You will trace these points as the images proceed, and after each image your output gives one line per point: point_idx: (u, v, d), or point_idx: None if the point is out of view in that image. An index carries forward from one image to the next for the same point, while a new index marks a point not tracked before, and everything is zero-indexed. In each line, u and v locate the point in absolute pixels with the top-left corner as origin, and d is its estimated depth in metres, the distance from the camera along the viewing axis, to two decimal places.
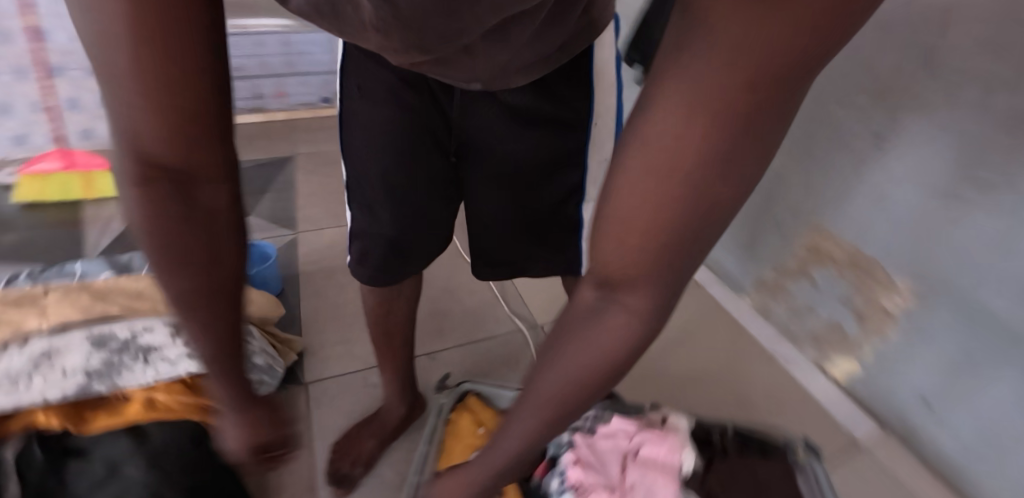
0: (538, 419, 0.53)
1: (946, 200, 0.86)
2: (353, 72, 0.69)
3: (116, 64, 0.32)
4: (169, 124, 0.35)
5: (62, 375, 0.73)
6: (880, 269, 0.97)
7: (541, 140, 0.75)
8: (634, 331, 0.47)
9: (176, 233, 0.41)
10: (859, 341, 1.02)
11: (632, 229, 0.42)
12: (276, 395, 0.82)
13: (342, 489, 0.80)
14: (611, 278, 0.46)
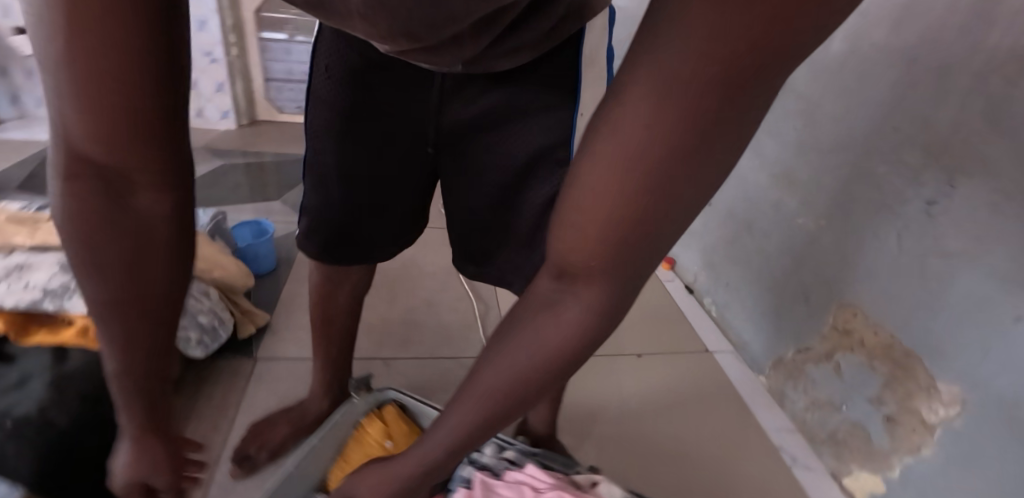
0: (475, 418, 0.46)
1: (1008, 286, 0.68)
2: (320, 51, 0.69)
3: (54, 30, 0.27)
4: (98, 129, 0.31)
5: (21, 286, 0.74)
6: (920, 366, 0.78)
7: (510, 135, 0.68)
8: (586, 325, 0.41)
9: (104, 233, 0.37)
10: (886, 453, 0.82)
11: (589, 216, 0.36)
12: (205, 356, 0.81)
13: (239, 469, 0.76)
14: (568, 268, 0.40)
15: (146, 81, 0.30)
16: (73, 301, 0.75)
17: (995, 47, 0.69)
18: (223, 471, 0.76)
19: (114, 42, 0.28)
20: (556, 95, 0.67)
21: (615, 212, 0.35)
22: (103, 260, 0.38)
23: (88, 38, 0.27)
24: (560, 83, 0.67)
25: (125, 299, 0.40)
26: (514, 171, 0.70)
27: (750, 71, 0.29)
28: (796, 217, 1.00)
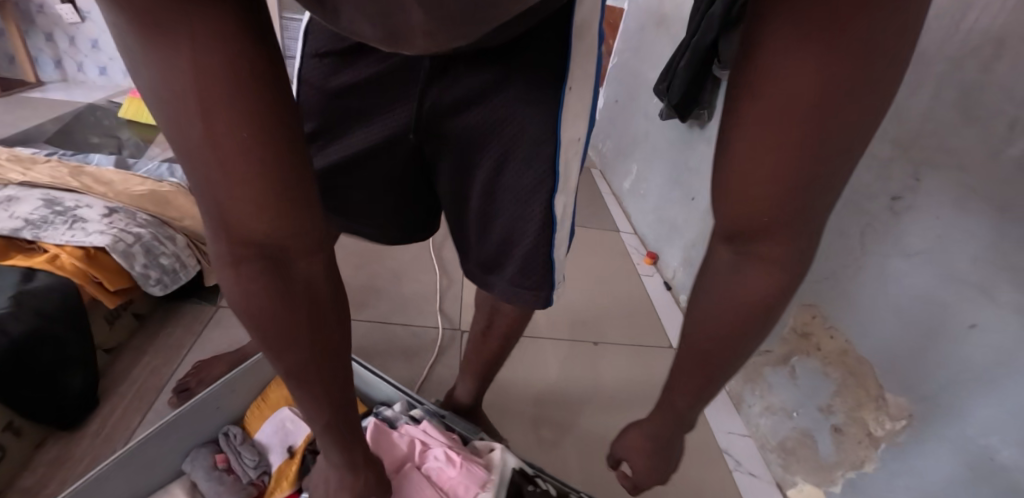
0: (690, 378, 0.49)
1: (967, 291, 0.61)
2: (313, 41, 0.69)
3: (191, 110, 0.30)
4: (237, 190, 0.33)
5: (5, 216, 0.82)
6: (872, 376, 0.72)
7: (500, 117, 0.64)
8: (778, 284, 0.42)
9: (270, 293, 0.38)
10: (833, 466, 0.76)
11: (746, 203, 0.38)
12: (164, 294, 0.87)
13: (175, 401, 0.80)
14: (741, 230, 0.41)
15: (264, 126, 0.31)
16: (48, 232, 0.82)
17: (971, 27, 0.62)
18: (163, 401, 0.82)
19: (243, 84, 0.30)
20: (541, 75, 0.62)
21: (768, 209, 0.37)
22: (282, 318, 0.39)
23: (226, 89, 0.29)
24: (542, 61, 0.62)
25: (305, 347, 0.42)
26: (501, 161, 0.66)
27: (847, 51, 0.30)
28: None
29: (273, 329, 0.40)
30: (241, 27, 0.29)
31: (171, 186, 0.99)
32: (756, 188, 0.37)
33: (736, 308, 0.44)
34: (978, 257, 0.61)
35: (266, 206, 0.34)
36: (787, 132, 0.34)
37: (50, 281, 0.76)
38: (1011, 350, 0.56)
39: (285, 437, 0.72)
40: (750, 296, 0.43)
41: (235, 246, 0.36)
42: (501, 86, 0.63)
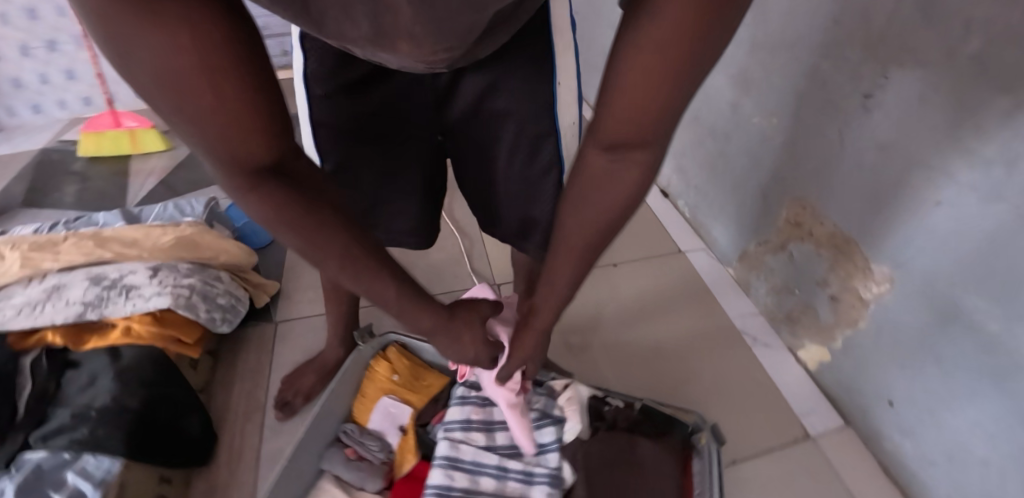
0: (572, 265, 0.65)
1: (930, 171, 0.72)
2: (314, 81, 0.73)
3: (200, 102, 0.35)
4: (253, 139, 0.40)
5: (64, 304, 0.87)
6: (859, 251, 0.84)
7: (503, 118, 0.74)
8: (640, 184, 0.56)
9: (292, 206, 0.47)
10: (833, 328, 0.91)
11: (628, 118, 0.49)
12: (234, 330, 0.96)
13: (281, 414, 0.92)
14: (621, 144, 0.53)
15: (254, 86, 0.37)
16: (111, 308, 0.88)
17: None
18: (271, 416, 0.94)
19: (233, 63, 0.35)
20: (529, 70, 0.70)
21: (650, 130, 0.50)
22: (317, 221, 0.49)
23: (227, 74, 0.34)
24: (529, 60, 0.70)
25: (346, 251, 0.51)
26: (510, 150, 0.77)
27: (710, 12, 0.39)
28: (752, 116, 1.01)
29: (315, 236, 0.49)
30: (224, 23, 0.33)
31: (191, 227, 1.02)
32: (632, 113, 0.49)
33: (612, 192, 0.57)
34: (941, 143, 0.70)
35: (267, 134, 0.41)
36: (658, 70, 0.44)
37: (137, 352, 0.84)
38: (973, 218, 0.68)
39: (394, 420, 0.84)
40: (627, 189, 0.57)
41: (252, 179, 0.44)
42: (497, 85, 0.71)
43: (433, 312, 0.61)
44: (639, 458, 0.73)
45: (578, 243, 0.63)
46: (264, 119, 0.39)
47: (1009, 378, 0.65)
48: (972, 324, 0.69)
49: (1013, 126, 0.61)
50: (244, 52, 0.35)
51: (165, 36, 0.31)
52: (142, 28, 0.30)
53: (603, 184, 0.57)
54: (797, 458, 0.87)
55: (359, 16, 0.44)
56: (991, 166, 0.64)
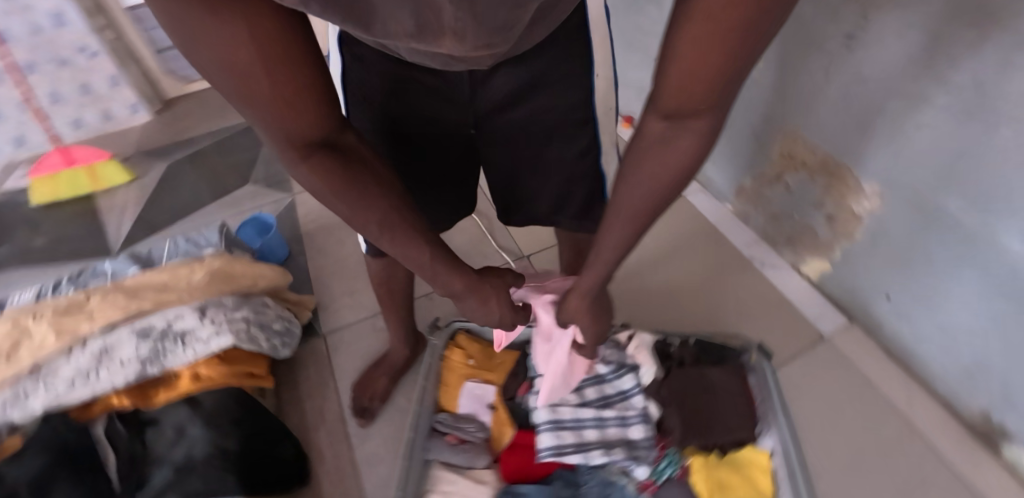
0: (627, 229, 0.64)
1: (907, 98, 0.83)
2: (352, 82, 0.74)
3: (260, 86, 0.40)
4: (303, 117, 0.45)
5: (120, 366, 0.85)
6: (850, 173, 0.95)
7: (538, 108, 0.76)
8: (698, 146, 0.54)
9: (341, 179, 0.52)
10: (830, 243, 1.03)
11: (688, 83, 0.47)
12: (295, 352, 0.96)
13: (364, 419, 0.96)
14: (677, 109, 0.51)
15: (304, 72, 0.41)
16: (171, 359, 0.87)
17: None
18: (353, 424, 0.97)
19: (287, 53, 0.39)
20: (565, 68, 0.72)
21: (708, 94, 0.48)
22: (359, 191, 0.54)
23: (281, 63, 0.39)
24: (565, 57, 0.71)
25: (386, 214, 0.57)
26: (546, 136, 0.79)
27: None
28: None
29: (359, 203, 0.55)
30: (285, 19, 0.37)
31: (218, 259, 1.00)
32: (686, 85, 0.47)
33: (661, 158, 0.56)
34: (919, 73, 0.80)
35: (314, 114, 0.46)
36: (723, 27, 0.40)
37: (217, 396, 0.85)
38: (950, 133, 0.79)
39: (481, 400, 0.91)
40: (683, 153, 0.55)
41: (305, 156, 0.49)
42: (535, 84, 0.73)
43: (463, 279, 0.67)
44: (712, 384, 0.84)
45: (631, 212, 0.62)
46: (309, 100, 0.44)
47: (985, 258, 0.79)
48: (950, 221, 0.82)
49: (981, 56, 0.71)
50: (293, 47, 0.39)
51: (227, 36, 0.35)
52: (205, 37, 0.34)
53: (660, 153, 0.56)
54: (814, 356, 1.01)
55: (393, 21, 0.38)
56: (964, 91, 0.75)
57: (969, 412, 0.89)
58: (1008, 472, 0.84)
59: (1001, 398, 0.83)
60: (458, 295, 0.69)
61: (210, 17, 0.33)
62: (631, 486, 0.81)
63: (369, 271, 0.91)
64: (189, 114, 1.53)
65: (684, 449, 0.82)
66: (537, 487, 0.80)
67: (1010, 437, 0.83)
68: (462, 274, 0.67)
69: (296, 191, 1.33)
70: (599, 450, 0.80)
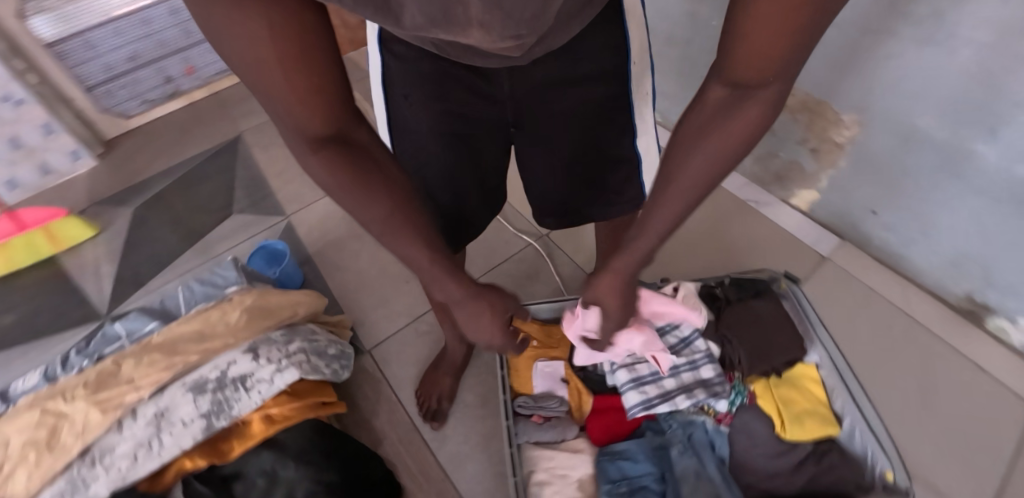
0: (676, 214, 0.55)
1: (875, 35, 0.92)
2: (397, 82, 0.67)
3: (275, 82, 0.40)
4: (318, 113, 0.45)
5: (184, 426, 0.80)
6: (829, 109, 1.06)
7: (585, 99, 0.71)
8: (765, 118, 0.47)
9: (350, 178, 0.50)
10: (816, 174, 1.15)
11: (762, 47, 0.39)
12: (355, 371, 0.95)
13: (437, 422, 0.97)
14: (744, 76, 0.44)
15: (319, 71, 0.42)
16: (238, 407, 0.82)
17: None
18: (426, 430, 0.98)
19: (302, 50, 0.39)
20: (606, 56, 0.66)
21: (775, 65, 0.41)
22: (366, 193, 0.51)
23: (293, 60, 0.39)
24: (606, 46, 0.65)
25: (393, 218, 0.54)
26: (589, 124, 0.75)
27: None
28: (711, 20, 1.13)
29: (365, 204, 0.52)
30: (304, 17, 0.37)
31: (248, 295, 0.95)
32: (760, 55, 0.40)
33: (723, 133, 0.49)
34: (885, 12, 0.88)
35: (327, 109, 0.45)
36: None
37: (298, 432, 0.82)
38: (920, 60, 0.89)
39: (554, 377, 0.94)
40: (748, 125, 0.47)
41: (316, 150, 0.48)
42: (578, 74, 0.67)
43: (462, 287, 0.62)
44: (759, 315, 0.93)
45: (681, 200, 0.54)
46: (322, 97, 0.44)
47: (960, 164, 0.91)
48: (924, 136, 0.94)
49: None
50: (310, 42, 0.39)
51: (247, 23, 0.35)
52: (227, 26, 0.35)
53: (720, 125, 0.48)
54: (822, 274, 1.13)
55: (419, 13, 0.41)
56: (925, 23, 0.85)
57: (953, 296, 1.04)
58: (993, 340, 1.00)
59: (984, 280, 0.97)
60: (455, 304, 0.64)
61: (233, 7, 0.34)
62: (710, 421, 0.89)
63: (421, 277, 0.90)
64: (139, 151, 1.41)
65: (748, 377, 0.90)
66: (634, 442, 0.86)
67: (992, 310, 0.99)
68: (463, 284, 0.62)
69: (289, 213, 1.27)
70: (682, 395, 0.87)
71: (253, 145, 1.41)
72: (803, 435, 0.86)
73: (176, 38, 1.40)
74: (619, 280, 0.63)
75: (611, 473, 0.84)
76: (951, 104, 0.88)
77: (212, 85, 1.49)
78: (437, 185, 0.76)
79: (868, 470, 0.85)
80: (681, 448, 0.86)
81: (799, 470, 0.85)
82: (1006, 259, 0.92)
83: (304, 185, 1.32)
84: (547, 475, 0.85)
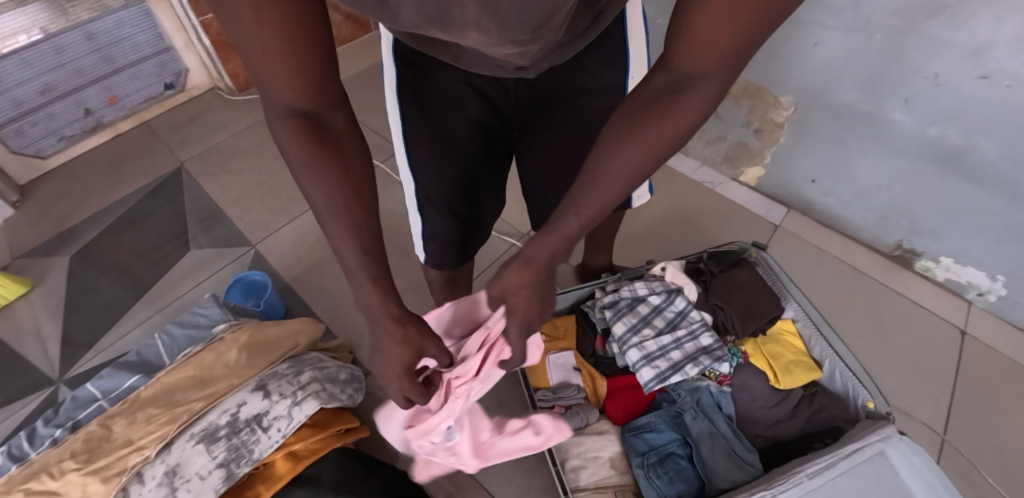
0: (602, 204, 0.51)
1: (805, 24, 1.04)
2: (410, 93, 0.66)
3: (253, 51, 0.39)
4: (295, 84, 0.43)
5: (202, 479, 0.74)
6: (769, 93, 1.19)
7: (589, 107, 0.72)
8: (700, 112, 0.47)
9: (308, 154, 0.46)
10: (761, 150, 1.28)
11: (717, 31, 0.39)
12: (366, 394, 0.92)
13: None
14: (691, 64, 0.44)
15: (298, 47, 0.39)
16: (258, 450, 0.77)
17: None
18: None
19: (288, 21, 0.37)
20: (611, 70, 0.70)
21: (727, 49, 0.41)
22: (318, 176, 0.47)
23: (272, 28, 0.37)
24: (611, 59, 0.69)
25: (342, 206, 0.48)
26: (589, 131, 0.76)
27: None
28: (656, 19, 1.22)
29: (318, 181, 0.47)
30: None
31: (242, 332, 0.89)
32: (712, 40, 0.40)
33: (662, 122, 0.47)
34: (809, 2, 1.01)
35: (309, 86, 0.43)
36: None
37: (328, 464, 0.79)
38: (840, 44, 1.02)
39: (566, 366, 1.00)
40: (687, 116, 0.47)
41: (285, 115, 0.46)
42: (585, 87, 0.70)
43: (383, 300, 0.53)
44: (744, 282, 1.02)
45: (610, 192, 0.51)
46: (302, 69, 0.41)
47: (880, 131, 1.06)
48: (850, 108, 1.08)
49: None
50: (300, 14, 0.37)
51: None
52: None
53: (660, 108, 0.47)
54: (778, 240, 1.27)
55: (415, 14, 0.42)
56: (845, 13, 0.98)
57: (886, 246, 1.20)
58: (921, 279, 1.18)
59: (910, 229, 1.14)
60: (369, 316, 0.54)
61: None
62: (713, 384, 0.97)
63: (431, 288, 0.90)
64: (64, 195, 1.28)
65: (739, 340, 1.00)
66: (654, 414, 0.93)
67: (919, 254, 1.16)
68: (387, 296, 0.53)
69: (255, 241, 1.20)
70: (690, 364, 0.93)
71: (198, 175, 1.32)
72: (793, 383, 0.96)
73: (95, 66, 1.30)
74: (531, 270, 0.54)
75: (639, 446, 0.90)
76: (868, 79, 1.02)
77: (139, 115, 1.41)
78: (449, 197, 0.74)
79: (850, 404, 0.96)
80: (694, 413, 0.92)
81: (795, 414, 0.95)
82: (925, 207, 1.08)
83: (267, 211, 1.25)
84: (581, 460, 0.90)
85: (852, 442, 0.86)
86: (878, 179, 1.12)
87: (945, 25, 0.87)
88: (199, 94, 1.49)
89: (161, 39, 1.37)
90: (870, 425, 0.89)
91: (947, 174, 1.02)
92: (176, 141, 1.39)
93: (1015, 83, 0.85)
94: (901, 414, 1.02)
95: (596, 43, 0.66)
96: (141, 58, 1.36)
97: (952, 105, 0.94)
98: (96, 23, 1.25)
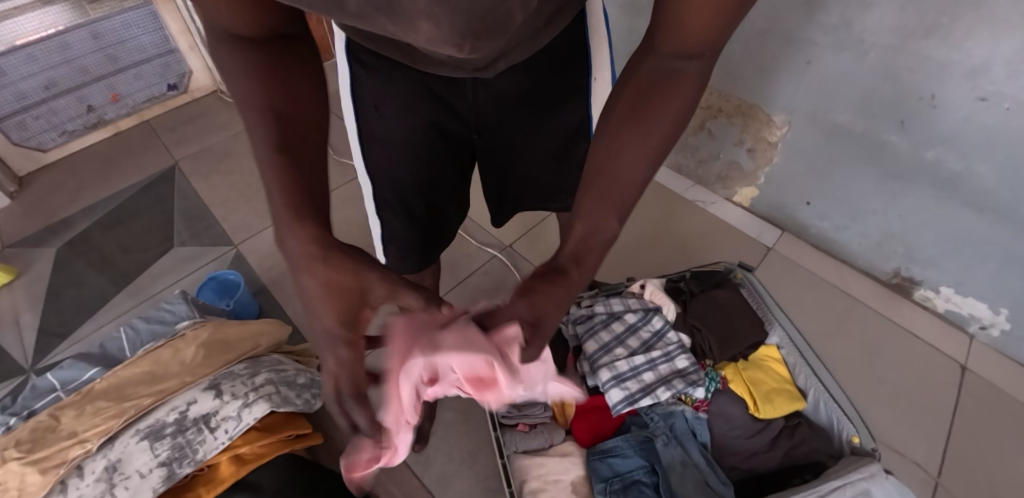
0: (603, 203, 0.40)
1: (795, 43, 1.00)
2: (366, 92, 0.57)
3: None
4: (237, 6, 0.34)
5: (142, 477, 0.71)
6: (761, 111, 1.14)
7: (552, 121, 0.63)
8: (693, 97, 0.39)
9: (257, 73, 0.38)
10: (753, 171, 1.24)
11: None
12: (325, 398, 0.92)
13: (419, 444, 0.93)
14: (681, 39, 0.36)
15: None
16: (203, 450, 0.74)
17: None
18: (408, 453, 0.93)
19: None
20: (573, 76, 0.59)
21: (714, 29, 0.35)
22: (248, 87, 0.38)
23: None
24: (574, 58, 0.57)
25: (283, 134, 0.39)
26: (550, 149, 0.66)
27: None
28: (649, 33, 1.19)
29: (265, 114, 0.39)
30: None
31: (204, 329, 0.89)
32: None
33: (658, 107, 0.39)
34: (802, 20, 0.96)
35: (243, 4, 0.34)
36: None
37: (274, 470, 0.76)
38: (838, 65, 0.97)
39: None
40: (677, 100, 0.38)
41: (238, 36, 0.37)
42: (548, 92, 0.59)
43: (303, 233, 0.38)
44: (723, 303, 0.98)
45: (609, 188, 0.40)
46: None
47: (874, 153, 1.02)
48: (844, 129, 1.03)
49: (849, 5, 0.89)
50: None
51: None
52: None
53: (653, 95, 0.39)
54: (768, 261, 1.22)
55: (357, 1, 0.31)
56: (837, 30, 0.94)
57: (884, 274, 1.15)
58: (921, 309, 1.12)
59: (907, 256, 1.08)
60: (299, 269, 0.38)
61: None
62: (689, 410, 0.92)
63: None
64: (61, 188, 1.31)
65: (718, 364, 0.95)
66: (621, 438, 0.88)
67: (917, 283, 1.10)
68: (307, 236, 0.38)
69: (237, 241, 1.20)
70: (662, 387, 0.88)
71: (191, 174, 1.33)
72: (774, 413, 0.91)
73: (98, 64, 1.35)
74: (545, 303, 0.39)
75: (603, 471, 0.85)
76: (859, 99, 0.98)
77: (141, 113, 1.45)
78: (409, 204, 0.67)
79: (835, 438, 0.90)
80: (665, 439, 0.87)
81: (774, 447, 0.89)
82: (924, 236, 1.03)
83: (252, 212, 1.26)
84: (541, 482, 0.85)
85: (832, 480, 0.80)
86: (873, 203, 1.07)
87: (941, 43, 0.83)
88: (202, 95, 1.53)
89: (165, 42, 1.42)
90: (855, 462, 0.83)
91: (945, 197, 0.96)
92: (173, 140, 1.41)
93: (1015, 105, 0.81)
94: (891, 452, 0.96)
95: (548, 53, 0.55)
96: (143, 58, 1.41)
97: (952, 129, 0.89)
98: (103, 24, 1.30)
